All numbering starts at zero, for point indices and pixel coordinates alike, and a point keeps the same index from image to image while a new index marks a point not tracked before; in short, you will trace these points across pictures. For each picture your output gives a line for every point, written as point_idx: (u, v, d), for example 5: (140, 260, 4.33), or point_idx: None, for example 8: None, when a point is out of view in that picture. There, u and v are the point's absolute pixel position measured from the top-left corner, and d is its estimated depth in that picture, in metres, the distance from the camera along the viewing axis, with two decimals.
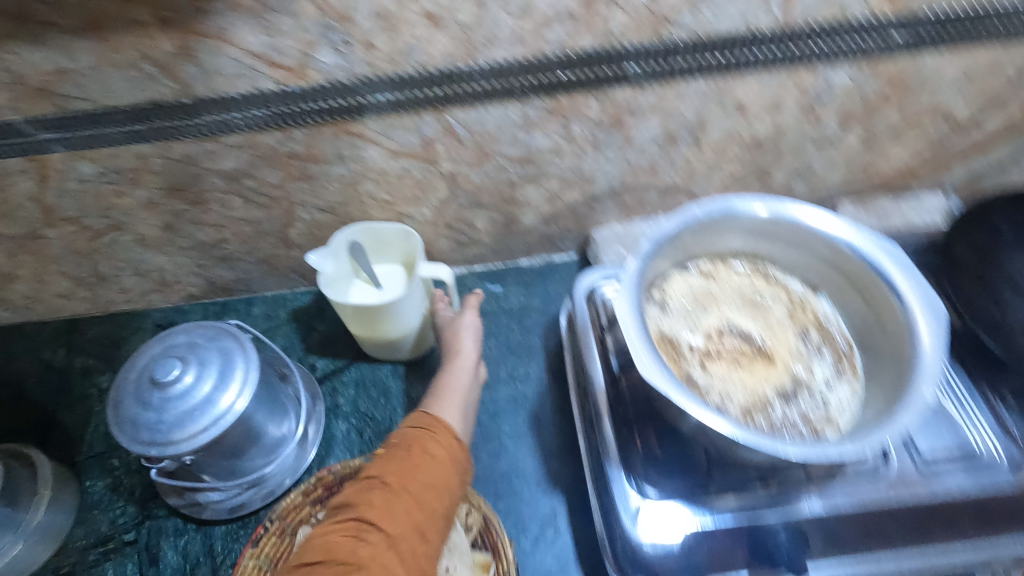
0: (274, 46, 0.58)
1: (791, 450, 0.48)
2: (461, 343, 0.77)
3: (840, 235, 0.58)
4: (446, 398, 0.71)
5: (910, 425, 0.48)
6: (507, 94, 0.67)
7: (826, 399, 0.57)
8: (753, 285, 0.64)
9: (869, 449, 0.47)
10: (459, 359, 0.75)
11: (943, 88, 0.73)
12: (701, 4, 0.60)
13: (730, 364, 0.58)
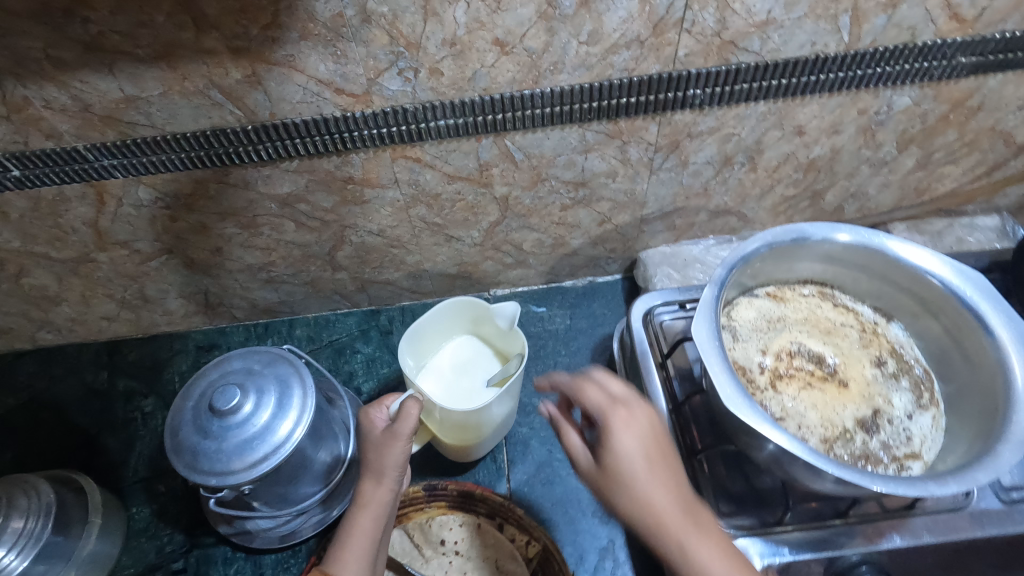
0: (341, 73, 0.58)
1: (883, 484, 0.45)
2: (378, 476, 0.60)
3: (919, 260, 0.55)
4: (345, 551, 0.57)
5: (1012, 461, 0.45)
6: (568, 119, 0.66)
7: (908, 430, 0.55)
8: (823, 311, 0.62)
9: (974, 486, 0.44)
10: (378, 491, 0.60)
11: (1006, 110, 0.72)
12: (770, 29, 0.59)
13: (806, 391, 0.57)
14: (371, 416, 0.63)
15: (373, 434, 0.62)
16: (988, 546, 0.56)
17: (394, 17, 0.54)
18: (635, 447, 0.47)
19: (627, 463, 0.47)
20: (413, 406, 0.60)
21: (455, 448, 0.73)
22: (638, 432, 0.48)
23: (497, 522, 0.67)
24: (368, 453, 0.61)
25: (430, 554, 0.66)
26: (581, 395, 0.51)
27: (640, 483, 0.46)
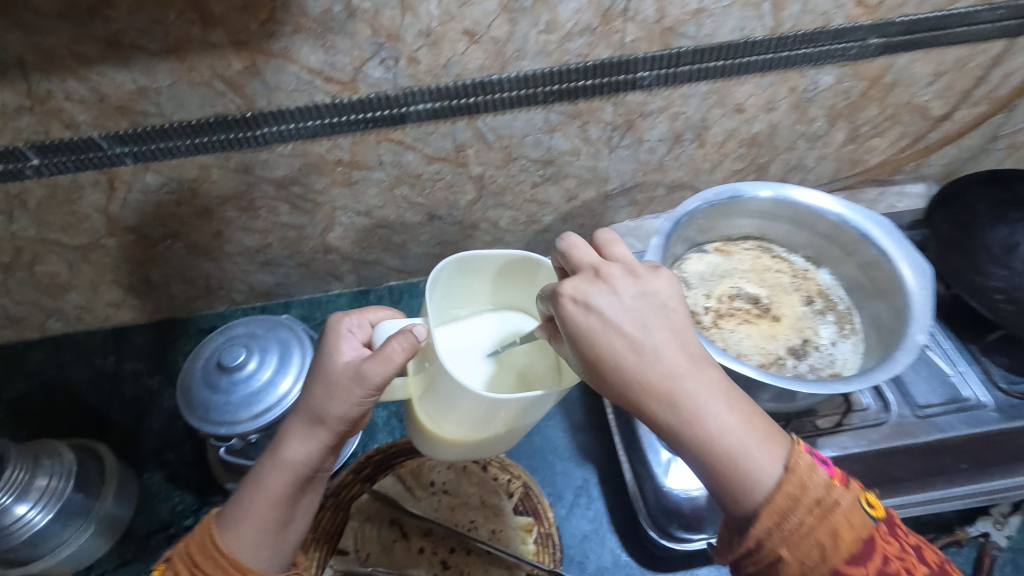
0: (331, 62, 0.66)
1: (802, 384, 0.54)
2: (327, 423, 0.58)
3: (835, 209, 0.65)
4: (252, 510, 0.56)
5: (906, 364, 0.54)
6: (533, 101, 0.75)
7: (832, 356, 0.63)
8: (762, 262, 0.71)
9: (873, 383, 0.53)
10: (317, 438, 0.58)
11: (918, 85, 0.82)
12: (703, 17, 0.68)
13: (744, 326, 0.65)
14: (343, 337, 0.61)
15: (330, 361, 0.59)
16: (907, 455, 0.65)
17: (376, 11, 0.62)
18: (598, 321, 0.46)
19: (602, 341, 0.46)
20: (396, 348, 0.54)
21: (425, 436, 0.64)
22: (604, 307, 0.46)
23: (481, 465, 0.75)
24: (314, 390, 0.59)
25: (420, 494, 0.73)
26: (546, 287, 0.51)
27: (622, 361, 0.45)
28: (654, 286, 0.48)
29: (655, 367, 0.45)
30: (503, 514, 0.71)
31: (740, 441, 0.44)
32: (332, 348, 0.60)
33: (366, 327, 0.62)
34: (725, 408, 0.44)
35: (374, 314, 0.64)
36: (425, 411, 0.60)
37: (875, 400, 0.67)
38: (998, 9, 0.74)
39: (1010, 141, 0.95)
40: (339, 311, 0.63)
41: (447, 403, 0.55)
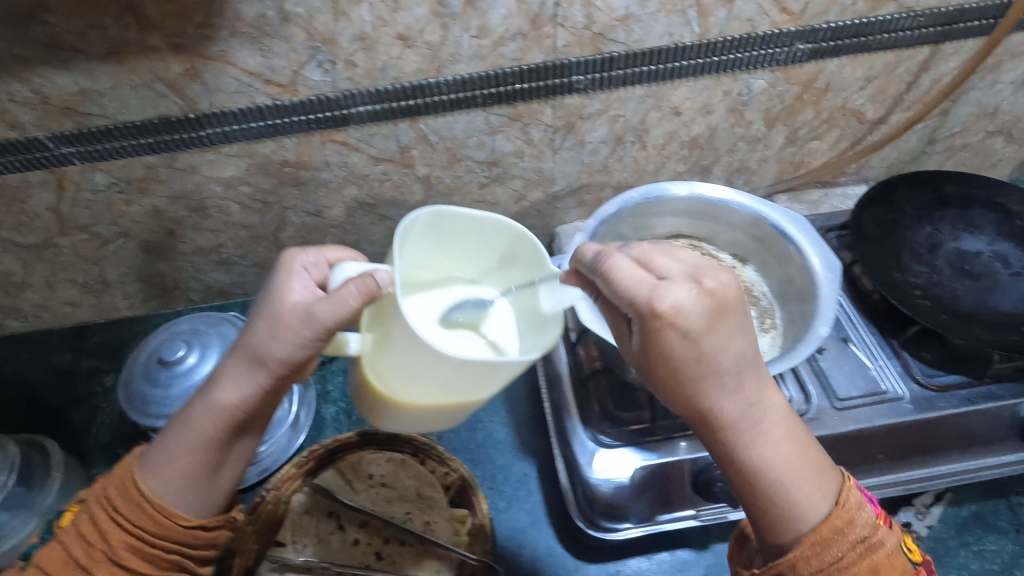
0: (269, 65, 0.68)
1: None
2: (263, 364, 0.57)
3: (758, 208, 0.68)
4: (186, 454, 0.57)
5: (806, 354, 0.58)
6: (472, 104, 0.77)
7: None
8: None
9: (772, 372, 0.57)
10: (258, 380, 0.58)
11: (850, 90, 0.85)
12: (631, 23, 0.71)
13: None
14: (296, 278, 0.58)
15: (279, 303, 0.57)
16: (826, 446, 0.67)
17: (309, 16, 0.64)
18: (689, 349, 0.48)
19: (688, 369, 0.49)
20: (349, 292, 0.52)
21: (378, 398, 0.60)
22: (693, 334, 0.47)
23: (420, 458, 0.77)
24: (256, 329, 0.58)
25: (358, 487, 0.75)
26: (616, 264, 0.49)
27: (706, 395, 0.49)
28: (736, 301, 0.48)
29: (731, 403, 0.49)
30: (438, 506, 0.73)
31: (794, 478, 0.49)
32: (285, 290, 0.58)
33: (321, 267, 0.61)
34: (781, 446, 0.49)
35: (331, 254, 0.62)
36: (381, 368, 0.56)
37: (796, 394, 0.69)
38: (918, 16, 0.76)
39: (946, 144, 0.98)
40: (294, 251, 0.61)
41: (406, 357, 0.51)
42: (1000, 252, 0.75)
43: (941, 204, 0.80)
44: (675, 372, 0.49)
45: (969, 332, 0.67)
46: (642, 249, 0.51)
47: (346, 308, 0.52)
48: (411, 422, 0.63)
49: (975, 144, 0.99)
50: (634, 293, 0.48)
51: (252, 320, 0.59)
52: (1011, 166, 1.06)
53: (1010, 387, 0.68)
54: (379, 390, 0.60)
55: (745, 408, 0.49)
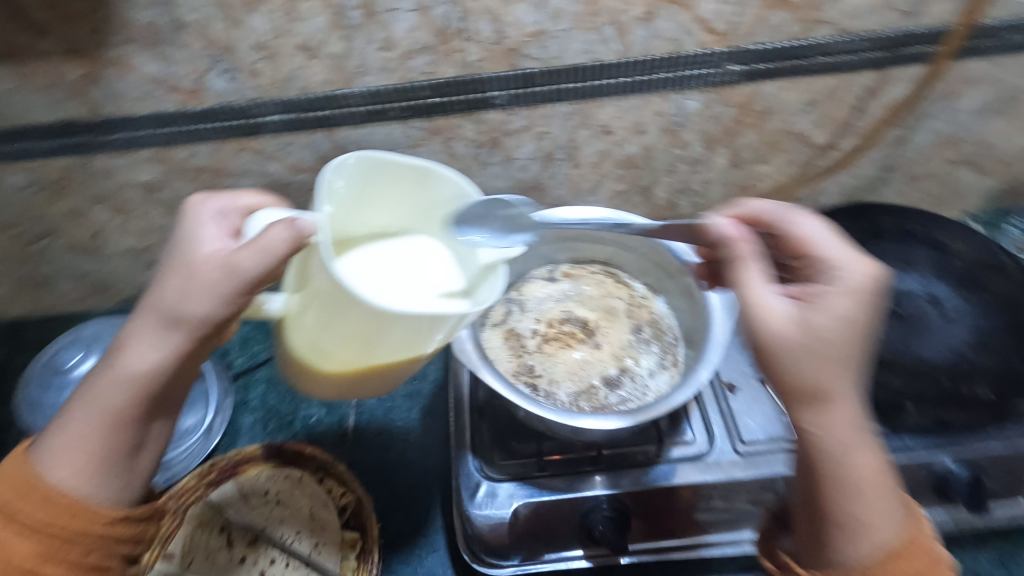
0: (170, 73, 0.67)
1: (589, 421, 0.56)
2: (178, 325, 0.53)
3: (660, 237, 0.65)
4: (103, 429, 0.54)
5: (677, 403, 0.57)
6: (387, 116, 0.75)
7: (648, 387, 0.63)
8: (604, 286, 0.72)
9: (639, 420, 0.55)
10: (174, 340, 0.53)
11: (792, 113, 0.81)
12: (545, 39, 0.68)
13: (565, 352, 0.66)
14: (205, 225, 0.55)
15: (192, 252, 0.53)
16: (720, 493, 0.65)
17: (203, 25, 0.63)
18: (857, 325, 0.49)
19: (845, 345, 0.49)
20: (274, 234, 0.49)
21: (308, 365, 0.57)
22: (844, 312, 0.49)
23: (319, 476, 0.75)
24: (167, 286, 0.53)
25: (253, 503, 0.74)
26: (807, 231, 0.55)
27: (846, 382, 0.49)
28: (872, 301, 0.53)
29: (850, 403, 0.50)
30: (329, 527, 0.72)
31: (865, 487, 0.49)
32: (196, 237, 0.54)
33: (235, 215, 0.58)
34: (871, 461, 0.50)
35: (241, 198, 0.59)
36: (307, 326, 0.53)
37: (699, 433, 0.67)
38: (857, 39, 0.72)
39: (906, 172, 0.93)
40: (201, 195, 0.58)
41: (337, 311, 0.49)
42: None
43: (877, 237, 0.75)
44: (838, 348, 0.49)
45: None
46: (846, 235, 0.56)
47: (273, 254, 0.50)
48: (336, 392, 0.60)
49: (936, 172, 0.94)
50: (841, 258, 0.52)
51: (165, 272, 0.54)
52: (979, 197, 1.01)
53: (924, 442, 0.66)
54: (300, 356, 0.57)
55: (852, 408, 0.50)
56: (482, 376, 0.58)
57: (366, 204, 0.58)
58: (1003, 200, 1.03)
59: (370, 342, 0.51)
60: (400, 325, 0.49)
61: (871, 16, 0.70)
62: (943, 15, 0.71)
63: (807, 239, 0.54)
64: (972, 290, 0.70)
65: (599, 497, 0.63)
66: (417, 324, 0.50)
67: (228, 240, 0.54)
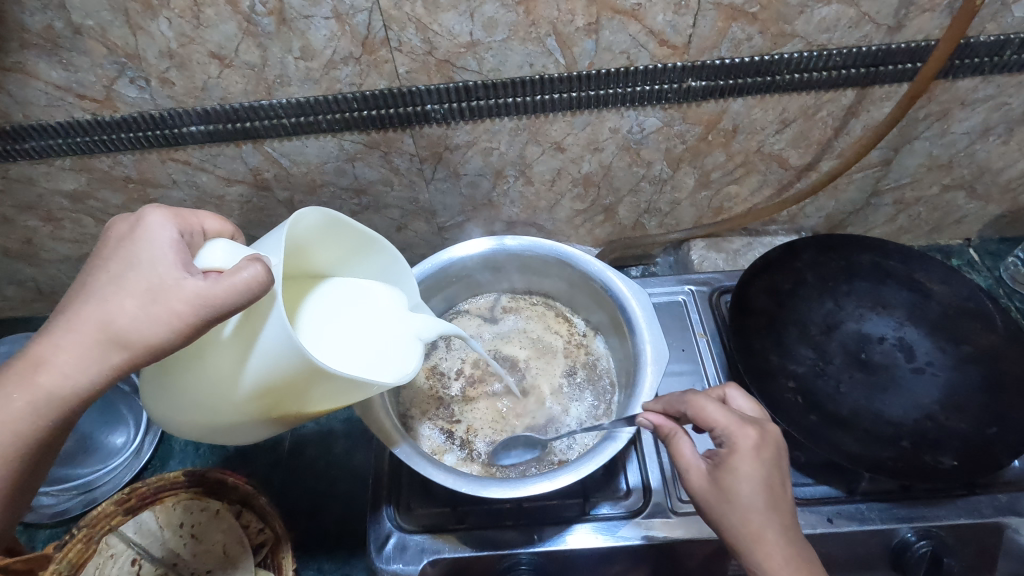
0: (76, 80, 0.62)
1: (492, 489, 0.51)
2: (126, 351, 0.44)
3: (596, 274, 0.63)
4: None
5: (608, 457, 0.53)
6: (317, 129, 0.69)
7: (572, 443, 0.61)
8: (543, 323, 0.72)
9: (561, 484, 0.51)
10: (113, 359, 0.44)
11: (764, 132, 0.74)
12: (481, 50, 0.62)
13: (487, 397, 0.66)
14: (169, 246, 0.46)
15: (155, 276, 0.44)
16: (651, 553, 0.59)
17: (102, 29, 0.58)
18: (768, 480, 0.44)
19: (765, 499, 0.43)
20: (247, 269, 0.42)
21: (187, 403, 0.47)
22: (771, 459, 0.44)
23: (237, 509, 0.72)
24: (121, 304, 0.44)
25: (168, 536, 0.71)
26: (700, 403, 0.48)
27: (774, 530, 0.42)
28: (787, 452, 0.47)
29: (787, 543, 0.42)
30: (243, 568, 0.68)
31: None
32: (159, 259, 0.45)
33: (199, 237, 0.50)
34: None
35: (202, 220, 0.51)
36: (228, 360, 0.45)
37: (634, 488, 0.62)
38: (833, 55, 0.65)
39: (895, 196, 0.86)
40: (168, 211, 0.48)
41: (290, 362, 0.44)
42: (906, 339, 0.64)
43: (848, 274, 0.69)
44: (751, 502, 0.43)
45: (836, 441, 0.57)
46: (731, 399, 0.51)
47: (252, 296, 0.42)
48: (209, 434, 0.51)
49: (929, 198, 0.86)
50: (727, 420, 0.46)
51: (115, 280, 0.45)
52: (979, 223, 0.93)
53: (885, 508, 0.57)
54: (186, 394, 0.47)
55: (800, 554, 0.42)
56: (397, 450, 0.54)
57: (314, 243, 0.56)
58: (1006, 227, 0.94)
59: (301, 390, 0.47)
60: (342, 381, 0.47)
61: (848, 31, 0.63)
62: (930, 30, 0.63)
63: (694, 409, 0.48)
64: (950, 340, 0.63)
65: (519, 554, 0.58)
66: (340, 386, 0.48)
67: (188, 262, 0.46)
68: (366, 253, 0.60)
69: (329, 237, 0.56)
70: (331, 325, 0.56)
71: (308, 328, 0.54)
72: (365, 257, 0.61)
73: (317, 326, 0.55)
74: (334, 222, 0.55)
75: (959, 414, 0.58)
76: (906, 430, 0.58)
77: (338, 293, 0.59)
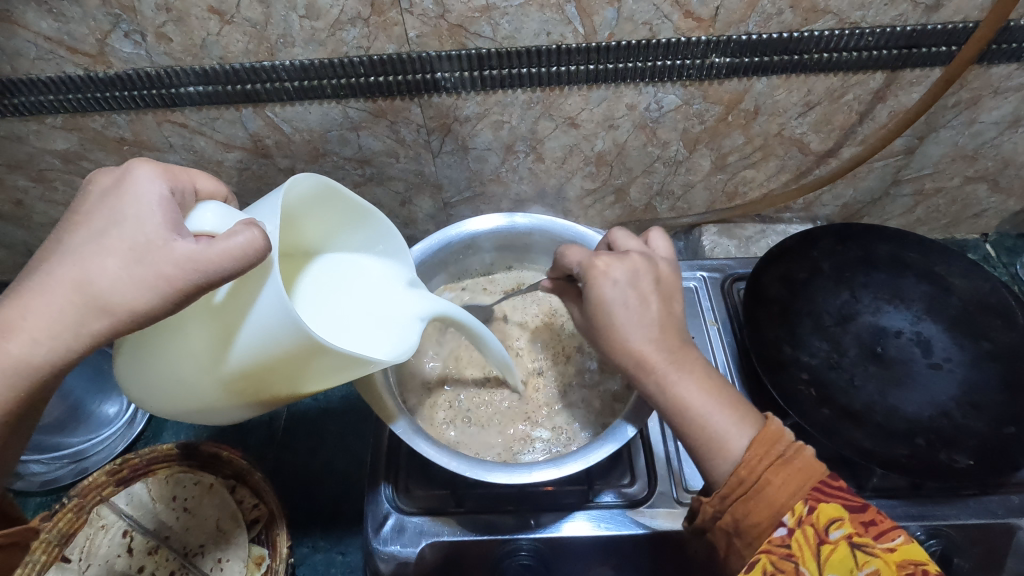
0: (67, 32, 0.59)
1: (497, 474, 0.50)
2: (109, 317, 0.41)
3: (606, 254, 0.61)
4: None
5: (613, 448, 0.51)
6: (320, 94, 0.66)
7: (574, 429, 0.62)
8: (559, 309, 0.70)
9: (562, 473, 0.50)
10: (94, 324, 0.41)
11: (787, 115, 0.71)
12: (496, 15, 0.59)
13: (496, 386, 0.65)
14: (156, 206, 0.42)
15: (141, 236, 0.41)
16: (655, 545, 0.58)
17: None
18: (621, 299, 0.47)
19: (619, 316, 0.47)
20: (240, 236, 0.39)
21: (174, 378, 0.45)
22: (624, 279, 0.48)
23: (231, 485, 0.70)
24: (104, 265, 0.41)
25: (161, 509, 0.69)
26: (565, 253, 0.53)
27: (633, 337, 0.47)
28: (664, 271, 0.50)
29: (647, 346, 0.47)
30: (236, 543, 0.67)
31: (716, 409, 0.45)
32: (146, 218, 0.42)
33: (190, 196, 0.46)
34: (700, 382, 0.46)
35: (192, 177, 0.48)
36: (223, 330, 0.43)
37: (640, 476, 0.60)
38: (865, 34, 0.62)
39: (915, 186, 0.83)
40: (155, 166, 0.44)
41: (281, 337, 0.42)
42: (924, 333, 0.62)
43: (867, 265, 0.66)
44: (609, 320, 0.47)
45: (849, 436, 0.56)
46: (616, 238, 0.53)
47: (249, 263, 0.39)
48: (194, 411, 0.48)
49: (950, 189, 0.84)
50: (581, 258, 0.51)
51: (98, 238, 0.42)
52: (997, 218, 0.90)
53: (895, 505, 0.56)
54: (171, 367, 0.44)
55: (670, 352, 0.47)
56: (394, 426, 0.52)
57: (308, 214, 0.53)
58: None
59: (293, 371, 0.45)
60: (334, 358, 0.45)
61: (882, 9, 0.60)
62: (969, 10, 0.60)
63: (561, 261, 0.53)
64: (970, 336, 0.61)
65: (517, 541, 0.56)
66: (338, 363, 0.46)
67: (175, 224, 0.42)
68: (364, 225, 0.57)
69: (325, 206, 0.54)
70: (332, 303, 0.54)
71: (307, 306, 0.52)
72: (352, 231, 0.58)
73: (307, 303, 0.52)
74: (327, 188, 0.51)
75: (976, 413, 0.57)
76: (922, 426, 0.56)
77: (331, 272, 0.56)
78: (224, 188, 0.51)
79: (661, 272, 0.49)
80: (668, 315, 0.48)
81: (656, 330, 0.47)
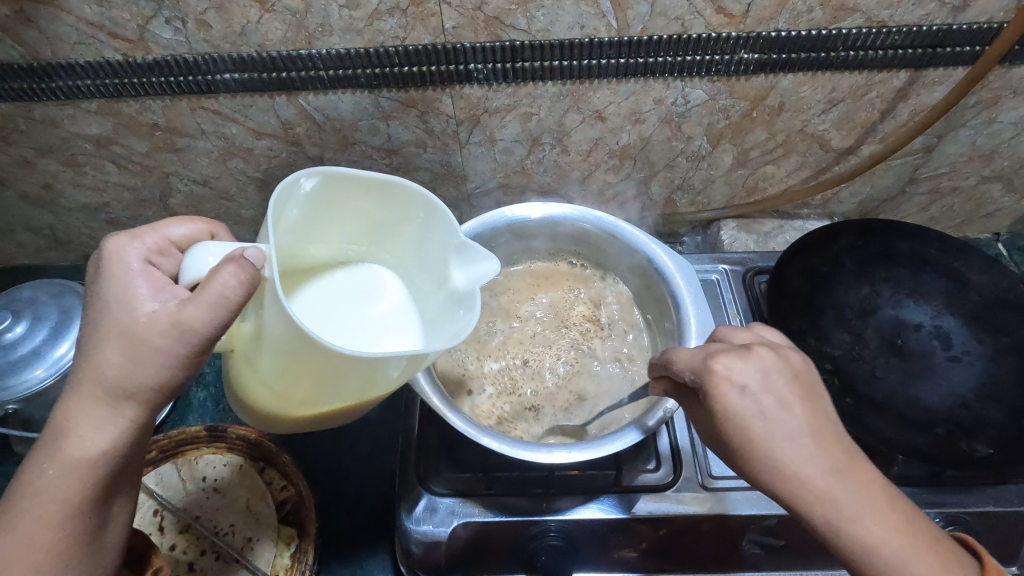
0: (109, 17, 0.60)
1: (537, 453, 0.51)
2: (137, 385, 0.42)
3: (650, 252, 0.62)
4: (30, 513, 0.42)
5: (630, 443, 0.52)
6: (354, 83, 0.67)
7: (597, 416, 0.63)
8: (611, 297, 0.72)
9: (590, 456, 0.51)
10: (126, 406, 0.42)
11: (809, 112, 0.72)
12: (532, 8, 0.60)
13: (525, 372, 0.67)
14: (136, 279, 0.44)
15: (126, 313, 0.42)
16: (677, 527, 0.59)
17: None
18: (755, 405, 0.40)
19: (758, 434, 0.40)
20: (227, 274, 0.39)
21: (253, 396, 0.49)
22: (755, 382, 0.40)
23: (259, 466, 0.72)
24: (107, 353, 0.42)
25: (191, 489, 0.70)
26: (675, 356, 0.45)
27: (784, 457, 0.39)
28: (796, 362, 0.42)
29: (803, 471, 0.39)
30: (265, 522, 0.68)
31: (897, 541, 0.38)
32: (133, 291, 0.43)
33: (169, 256, 0.48)
34: (882, 512, 0.38)
35: (167, 232, 0.48)
36: (258, 346, 0.44)
37: (664, 462, 0.62)
38: (892, 33, 0.63)
39: (931, 185, 0.85)
40: (124, 239, 0.46)
41: (299, 351, 0.42)
42: (944, 328, 0.63)
43: (888, 260, 0.68)
44: (749, 437, 0.40)
45: (871, 424, 0.57)
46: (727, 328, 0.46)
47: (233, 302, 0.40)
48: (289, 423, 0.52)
49: (965, 189, 0.85)
50: (692, 362, 0.43)
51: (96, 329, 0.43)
52: (1010, 217, 0.92)
53: (915, 493, 0.58)
54: (247, 385, 0.48)
55: (832, 477, 0.39)
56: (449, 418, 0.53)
57: (336, 207, 0.52)
58: None
59: (327, 380, 0.44)
60: (355, 365, 0.42)
61: (910, 8, 0.61)
62: (994, 11, 0.62)
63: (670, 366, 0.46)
64: (988, 331, 0.63)
65: (546, 522, 0.58)
66: (367, 370, 0.43)
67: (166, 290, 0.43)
68: (397, 207, 0.53)
69: (342, 198, 0.51)
70: (378, 316, 0.54)
71: (352, 316, 0.53)
72: (394, 218, 0.55)
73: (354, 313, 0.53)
74: (331, 177, 0.48)
75: (994, 404, 0.58)
76: (941, 417, 0.58)
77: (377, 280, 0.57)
78: (206, 226, 0.52)
79: (794, 365, 0.42)
80: (816, 425, 0.40)
81: (808, 450, 0.39)
